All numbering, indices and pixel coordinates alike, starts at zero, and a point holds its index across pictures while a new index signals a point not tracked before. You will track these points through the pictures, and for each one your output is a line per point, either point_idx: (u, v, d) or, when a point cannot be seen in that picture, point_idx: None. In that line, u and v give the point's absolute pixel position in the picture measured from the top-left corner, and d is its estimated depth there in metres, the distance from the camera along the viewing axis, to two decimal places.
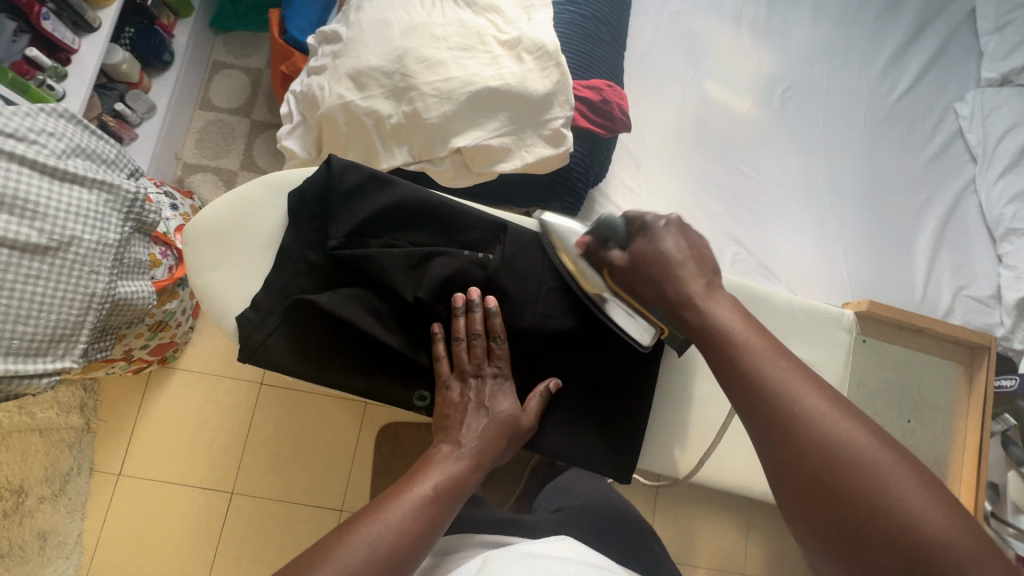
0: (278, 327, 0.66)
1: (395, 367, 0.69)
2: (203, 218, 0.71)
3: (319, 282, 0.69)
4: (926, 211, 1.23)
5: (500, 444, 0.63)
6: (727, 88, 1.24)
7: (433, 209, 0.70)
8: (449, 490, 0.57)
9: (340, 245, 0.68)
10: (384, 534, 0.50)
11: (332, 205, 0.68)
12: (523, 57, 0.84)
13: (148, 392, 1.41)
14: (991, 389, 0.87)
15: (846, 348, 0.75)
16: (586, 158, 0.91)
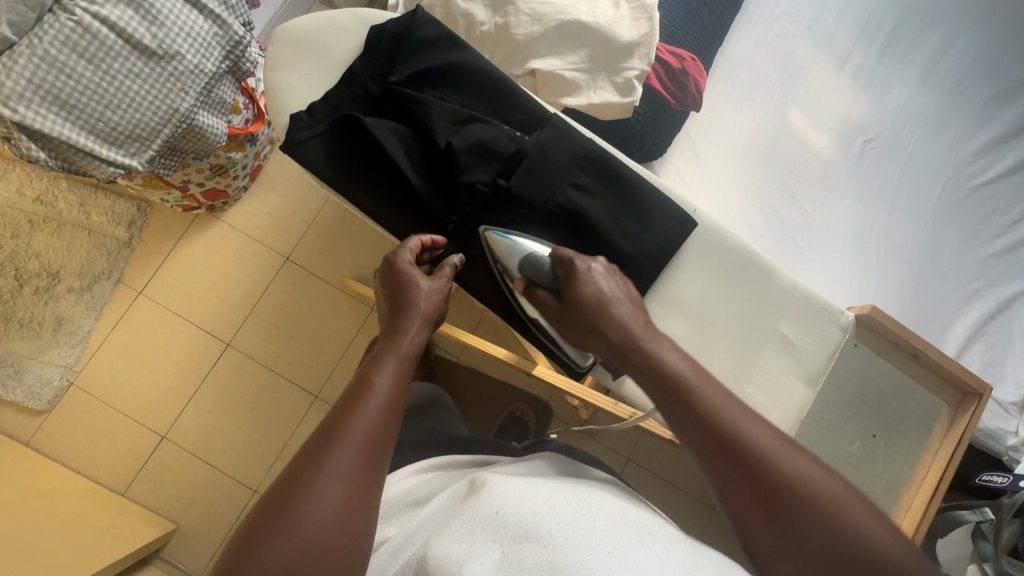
0: (323, 134, 0.72)
1: (408, 206, 0.73)
2: (292, 24, 0.76)
3: (370, 109, 0.74)
4: (974, 300, 1.18)
5: (431, 313, 0.66)
6: (810, 120, 1.23)
7: (493, 81, 0.74)
8: (398, 370, 0.60)
9: (399, 83, 0.73)
10: (372, 410, 0.55)
11: (404, 47, 0.74)
12: (619, 6, 0.88)
13: (189, 232, 1.52)
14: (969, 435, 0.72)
15: (833, 345, 0.74)
16: (648, 120, 0.93)
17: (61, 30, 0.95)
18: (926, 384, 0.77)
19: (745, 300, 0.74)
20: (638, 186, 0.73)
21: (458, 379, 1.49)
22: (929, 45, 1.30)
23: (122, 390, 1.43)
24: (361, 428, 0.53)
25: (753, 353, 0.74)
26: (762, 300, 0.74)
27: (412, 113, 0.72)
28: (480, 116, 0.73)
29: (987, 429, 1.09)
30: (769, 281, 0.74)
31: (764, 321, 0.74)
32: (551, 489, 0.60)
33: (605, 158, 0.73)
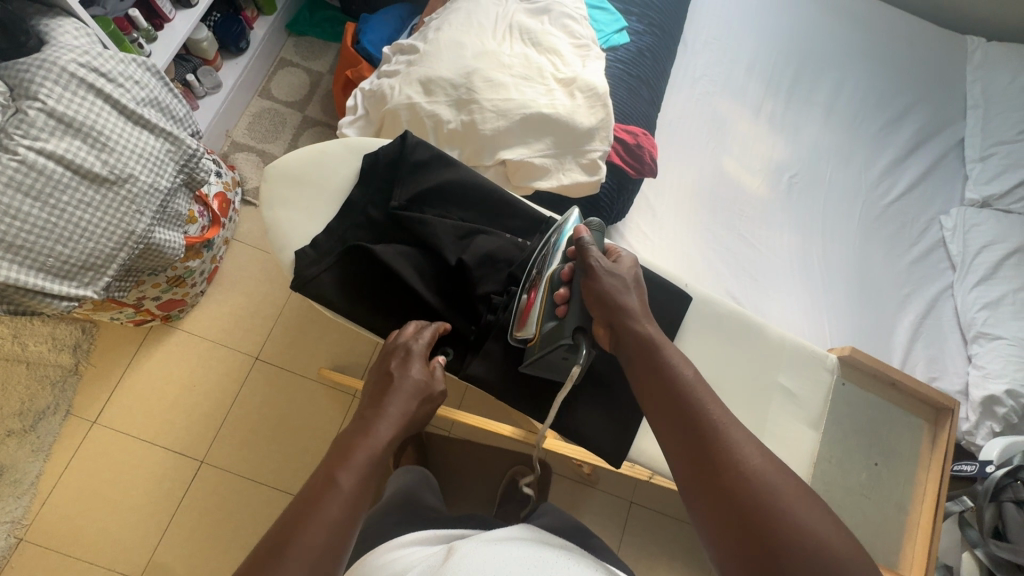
0: (332, 267, 0.73)
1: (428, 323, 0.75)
2: (282, 162, 0.79)
3: (374, 236, 0.76)
4: (908, 304, 1.34)
5: (414, 404, 0.63)
6: (741, 166, 1.37)
7: (488, 195, 0.79)
8: (369, 473, 0.55)
9: (400, 207, 0.76)
10: (329, 516, 0.49)
11: (400, 171, 0.77)
12: (575, 94, 0.96)
13: (144, 346, 1.43)
14: (954, 446, 0.86)
15: (828, 389, 0.83)
16: (614, 192, 1.01)
17: (3, 172, 0.89)
18: (906, 408, 0.90)
19: (745, 359, 0.81)
20: (636, 272, 0.80)
21: (453, 453, 1.47)
22: (824, 89, 1.50)
23: (83, 534, 1.28)
24: (315, 538, 0.47)
25: (763, 408, 0.79)
26: (762, 359, 0.81)
27: (419, 236, 0.75)
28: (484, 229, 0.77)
29: None
30: (760, 337, 0.82)
31: (766, 376, 0.80)
32: (520, 559, 0.58)
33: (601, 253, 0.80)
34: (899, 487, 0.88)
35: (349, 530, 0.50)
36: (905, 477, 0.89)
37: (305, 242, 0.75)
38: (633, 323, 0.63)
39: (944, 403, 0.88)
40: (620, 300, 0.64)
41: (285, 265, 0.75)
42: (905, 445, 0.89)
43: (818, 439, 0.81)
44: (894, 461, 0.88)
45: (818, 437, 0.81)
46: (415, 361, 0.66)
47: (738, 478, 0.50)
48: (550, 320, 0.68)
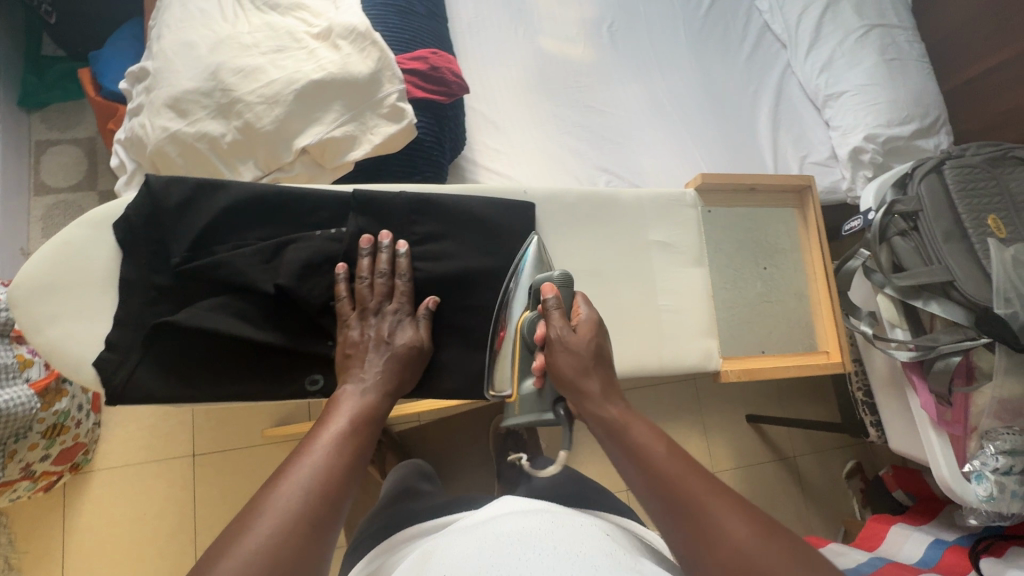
0: (146, 357, 0.66)
1: (279, 361, 0.70)
2: (28, 275, 0.68)
3: (177, 303, 0.68)
4: (759, 98, 1.36)
5: (405, 369, 0.66)
6: (559, 40, 1.31)
7: (278, 202, 0.70)
8: (363, 422, 0.57)
9: (185, 261, 0.68)
10: (296, 493, 0.48)
11: (166, 222, 0.68)
12: (338, 44, 0.84)
13: (69, 506, 1.29)
14: (819, 221, 0.89)
15: (696, 222, 0.84)
16: (434, 126, 0.93)
17: None
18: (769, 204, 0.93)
19: (612, 234, 0.81)
20: (468, 209, 0.75)
21: (432, 437, 1.46)
22: None
23: None
24: (279, 513, 0.46)
25: (645, 269, 0.81)
26: (625, 228, 0.82)
27: (222, 281, 0.67)
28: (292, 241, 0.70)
29: (825, 189, 1.29)
30: (617, 207, 0.81)
31: (636, 241, 0.82)
32: (490, 542, 0.54)
33: (427, 204, 0.74)
34: (789, 277, 0.94)
35: (326, 504, 0.49)
36: (793, 264, 0.94)
37: (100, 344, 0.67)
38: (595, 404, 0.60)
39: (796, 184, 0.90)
40: (583, 380, 0.61)
41: (91, 381, 0.67)
42: (784, 237, 0.94)
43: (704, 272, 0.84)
44: (776, 257, 0.94)
45: (706, 270, 0.84)
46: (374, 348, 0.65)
47: (710, 521, 0.49)
48: (528, 385, 0.67)
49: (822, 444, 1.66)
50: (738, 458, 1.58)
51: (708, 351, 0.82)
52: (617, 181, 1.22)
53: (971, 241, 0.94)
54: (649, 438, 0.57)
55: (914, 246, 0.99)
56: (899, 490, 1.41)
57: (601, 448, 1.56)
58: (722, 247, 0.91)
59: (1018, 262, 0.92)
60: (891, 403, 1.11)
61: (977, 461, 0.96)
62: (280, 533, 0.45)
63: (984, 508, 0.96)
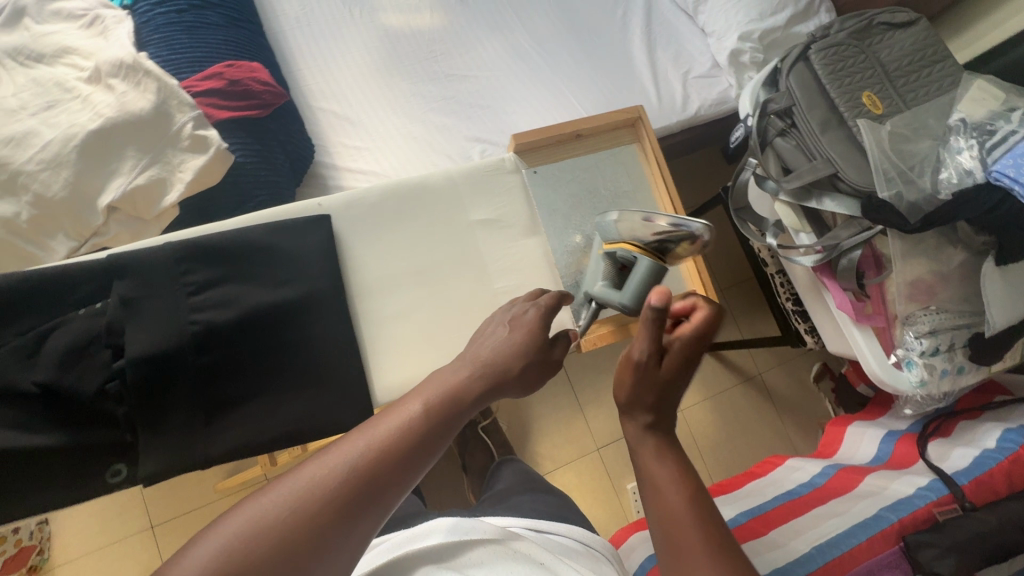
0: None
1: (73, 460, 0.63)
2: None
3: None
4: (630, 20, 1.27)
5: (525, 353, 0.55)
6: (402, 12, 1.20)
7: (28, 289, 0.64)
8: (433, 423, 0.45)
9: None
10: (304, 483, 0.40)
11: None
12: (112, 84, 0.76)
13: None
14: (657, 156, 0.85)
15: (520, 186, 0.82)
16: (255, 145, 0.86)
17: None
18: (606, 143, 0.89)
19: (431, 220, 0.78)
20: (268, 234, 0.71)
21: None
22: None
23: None
24: (260, 512, 0.38)
25: (474, 251, 0.79)
26: (448, 209, 0.79)
27: None
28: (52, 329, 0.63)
29: (715, 102, 1.21)
30: (435, 194, 0.79)
31: (458, 222, 0.79)
32: None
33: (215, 245, 0.69)
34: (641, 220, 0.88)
35: (345, 508, 0.39)
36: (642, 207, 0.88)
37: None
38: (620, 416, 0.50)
39: (626, 116, 0.86)
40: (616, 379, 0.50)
41: None
42: (625, 177, 0.89)
43: (541, 238, 0.81)
44: (623, 202, 0.88)
45: (542, 237, 0.81)
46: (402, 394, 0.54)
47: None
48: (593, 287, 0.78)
49: (787, 356, 1.63)
50: (705, 392, 1.56)
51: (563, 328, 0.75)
52: (493, 148, 1.14)
53: (850, 126, 0.88)
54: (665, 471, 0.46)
55: (795, 144, 0.92)
56: (863, 384, 1.39)
57: (563, 415, 1.53)
58: (561, 204, 0.86)
59: (897, 138, 0.86)
60: (816, 307, 1.07)
61: (904, 348, 0.92)
62: (256, 536, 0.37)
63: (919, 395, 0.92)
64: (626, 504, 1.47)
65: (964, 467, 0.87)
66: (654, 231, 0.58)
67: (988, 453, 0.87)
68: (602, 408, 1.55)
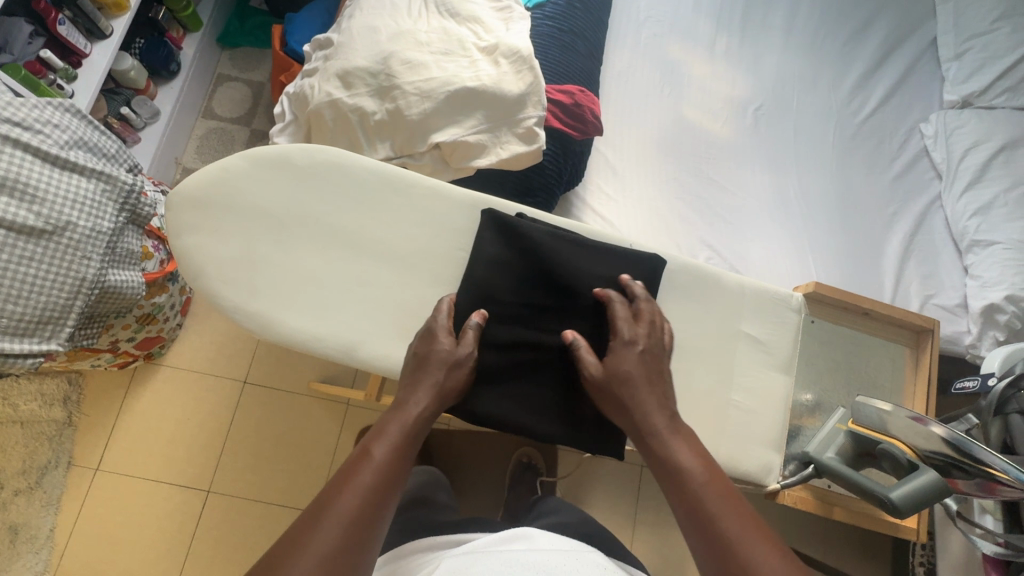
0: (251, 295, 0.70)
1: (379, 342, 0.70)
2: (183, 187, 0.71)
3: (283, 248, 0.71)
4: (895, 222, 1.27)
5: (444, 388, 0.62)
6: (703, 112, 1.30)
7: (412, 194, 0.75)
8: (405, 443, 0.56)
9: (320, 220, 0.72)
10: (350, 508, 0.50)
11: (313, 182, 0.73)
12: (499, 62, 0.90)
13: (132, 388, 1.42)
14: (936, 371, 0.88)
15: (794, 327, 0.82)
16: (558, 156, 0.97)
17: None
18: (884, 334, 0.93)
19: (707, 311, 0.79)
20: (595, 245, 0.75)
21: None
22: (781, 10, 1.42)
23: None
24: (328, 538, 0.47)
25: (727, 361, 0.79)
26: (724, 314, 0.79)
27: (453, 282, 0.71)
28: (411, 232, 0.74)
29: (943, 337, 1.16)
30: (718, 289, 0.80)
31: (728, 328, 0.79)
32: None
33: (555, 234, 0.74)
34: None
35: (373, 514, 0.51)
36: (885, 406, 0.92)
37: (210, 264, 0.70)
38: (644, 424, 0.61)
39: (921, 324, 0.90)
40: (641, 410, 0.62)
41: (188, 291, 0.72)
42: (886, 373, 0.92)
43: (790, 382, 0.80)
44: (871, 392, 0.91)
45: (790, 379, 0.81)
46: (622, 320, 0.68)
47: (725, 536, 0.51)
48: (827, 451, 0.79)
49: None
50: None
51: (768, 466, 0.77)
52: (717, 260, 1.18)
53: None
54: (682, 445, 0.59)
55: None
56: None
57: (615, 520, 1.48)
58: (815, 361, 0.90)
59: None
60: None
61: None
62: (329, 549, 0.47)
63: None
64: None
65: None
66: (929, 432, 0.71)
67: None
68: (651, 536, 1.48)
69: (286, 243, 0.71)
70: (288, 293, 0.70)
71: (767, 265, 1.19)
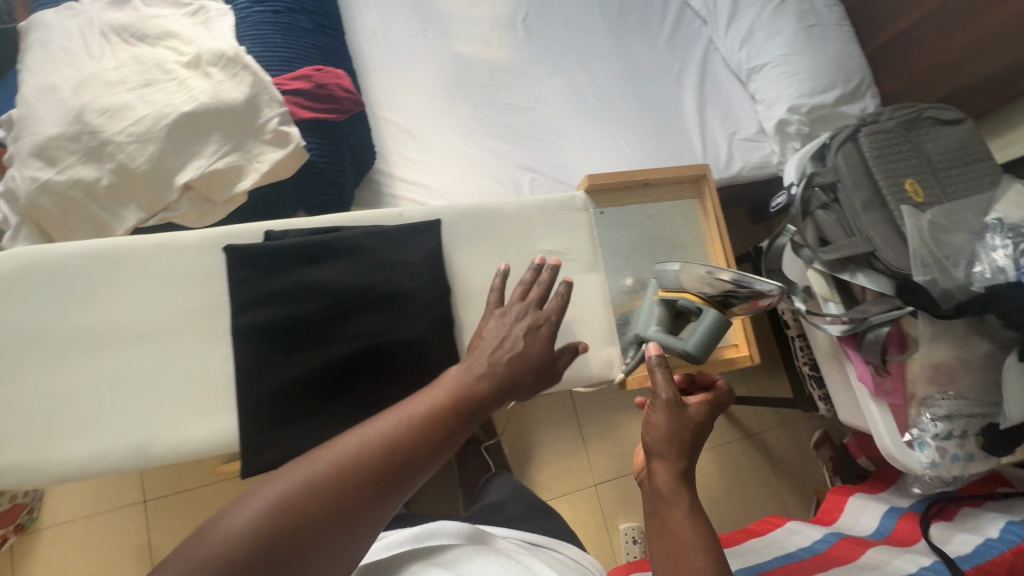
0: (2, 442, 0.62)
1: (170, 425, 0.66)
2: None
3: (13, 378, 0.63)
4: (684, 77, 1.33)
5: (529, 369, 0.58)
6: (476, 43, 1.26)
7: (137, 260, 0.68)
8: (466, 407, 0.52)
9: (44, 331, 0.65)
10: (386, 436, 0.47)
11: (14, 296, 0.65)
12: (210, 72, 0.81)
13: (19, 569, 1.25)
14: (719, 211, 0.96)
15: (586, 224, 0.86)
16: (328, 145, 0.90)
17: None
18: (671, 194, 1.00)
19: (502, 243, 0.82)
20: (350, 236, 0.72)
21: None
22: None
23: None
24: (355, 452, 0.45)
25: None
26: (518, 236, 0.83)
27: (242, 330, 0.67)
28: (165, 299, 0.68)
29: (756, 165, 1.26)
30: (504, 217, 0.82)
31: (527, 249, 0.83)
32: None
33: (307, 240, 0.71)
34: None
35: (407, 454, 0.47)
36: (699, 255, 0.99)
37: None
38: (659, 470, 0.56)
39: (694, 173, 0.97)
40: (656, 437, 0.58)
41: None
42: (685, 228, 0.99)
43: (600, 276, 0.86)
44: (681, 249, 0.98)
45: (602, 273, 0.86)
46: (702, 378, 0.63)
47: None
48: (654, 325, 0.77)
49: (789, 418, 1.65)
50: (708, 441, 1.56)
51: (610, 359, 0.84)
52: (541, 179, 1.18)
53: (889, 208, 0.92)
54: (685, 515, 0.53)
55: (836, 219, 0.97)
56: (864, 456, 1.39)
57: (567, 447, 1.53)
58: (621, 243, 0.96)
59: (936, 227, 0.89)
60: (835, 376, 1.10)
61: (918, 428, 0.95)
62: (351, 471, 0.44)
63: (927, 473, 0.95)
64: (616, 544, 1.47)
65: (971, 553, 0.85)
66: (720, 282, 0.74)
67: (993, 542, 0.86)
68: (604, 445, 1.55)
69: (23, 370, 0.64)
70: (42, 422, 0.63)
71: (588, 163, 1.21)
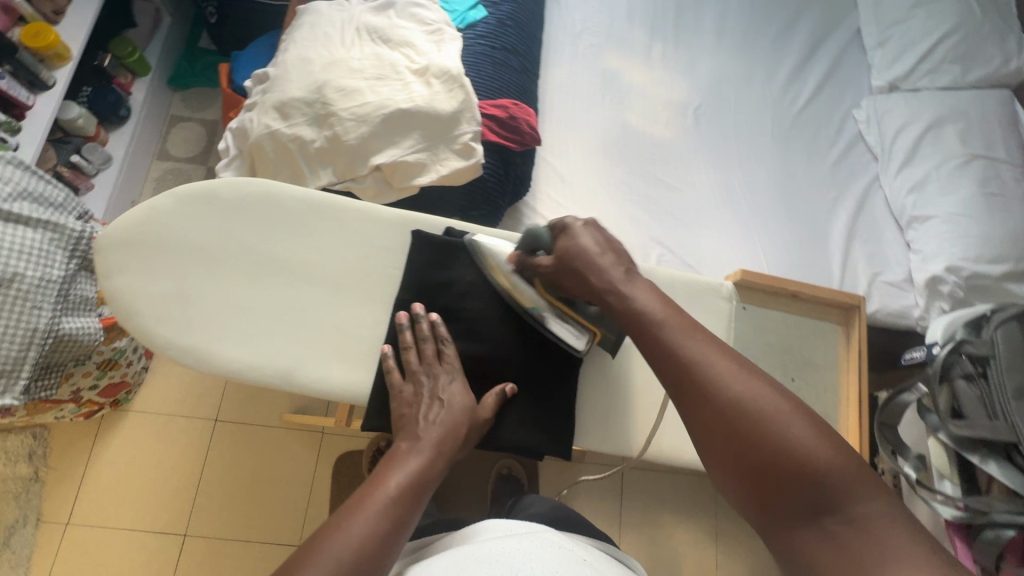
0: (188, 325, 0.73)
1: (313, 360, 0.74)
2: (114, 229, 0.75)
3: (216, 278, 0.76)
4: (839, 205, 1.31)
5: (459, 432, 0.68)
6: (647, 118, 1.34)
7: (341, 218, 0.80)
8: (419, 478, 0.62)
9: (253, 249, 0.77)
10: (373, 511, 0.57)
11: (244, 215, 0.78)
12: (431, 82, 0.94)
13: (100, 437, 1.40)
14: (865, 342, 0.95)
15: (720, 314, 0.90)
16: (499, 168, 0.99)
17: None
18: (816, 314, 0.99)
19: None
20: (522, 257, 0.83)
21: None
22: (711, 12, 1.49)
23: None
24: (359, 526, 0.54)
25: None
26: None
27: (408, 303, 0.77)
28: (348, 256, 0.79)
29: (894, 312, 1.20)
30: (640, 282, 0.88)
31: None
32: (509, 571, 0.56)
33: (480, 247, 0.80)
34: (823, 390, 0.95)
35: (392, 518, 0.57)
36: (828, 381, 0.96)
37: (154, 298, 0.74)
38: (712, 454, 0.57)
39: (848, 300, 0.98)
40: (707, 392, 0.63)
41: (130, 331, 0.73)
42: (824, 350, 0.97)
43: None
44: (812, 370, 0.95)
45: None
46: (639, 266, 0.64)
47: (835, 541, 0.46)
48: None
49: None
50: None
51: None
52: (669, 257, 1.21)
53: None
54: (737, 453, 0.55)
55: (978, 394, 0.90)
56: None
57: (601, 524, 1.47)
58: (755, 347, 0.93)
59: None
60: None
61: None
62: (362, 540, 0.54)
63: None
64: None
65: None
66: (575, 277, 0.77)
67: None
68: (639, 537, 1.47)
69: (224, 274, 0.76)
70: (222, 321, 0.74)
71: (717, 255, 1.22)
